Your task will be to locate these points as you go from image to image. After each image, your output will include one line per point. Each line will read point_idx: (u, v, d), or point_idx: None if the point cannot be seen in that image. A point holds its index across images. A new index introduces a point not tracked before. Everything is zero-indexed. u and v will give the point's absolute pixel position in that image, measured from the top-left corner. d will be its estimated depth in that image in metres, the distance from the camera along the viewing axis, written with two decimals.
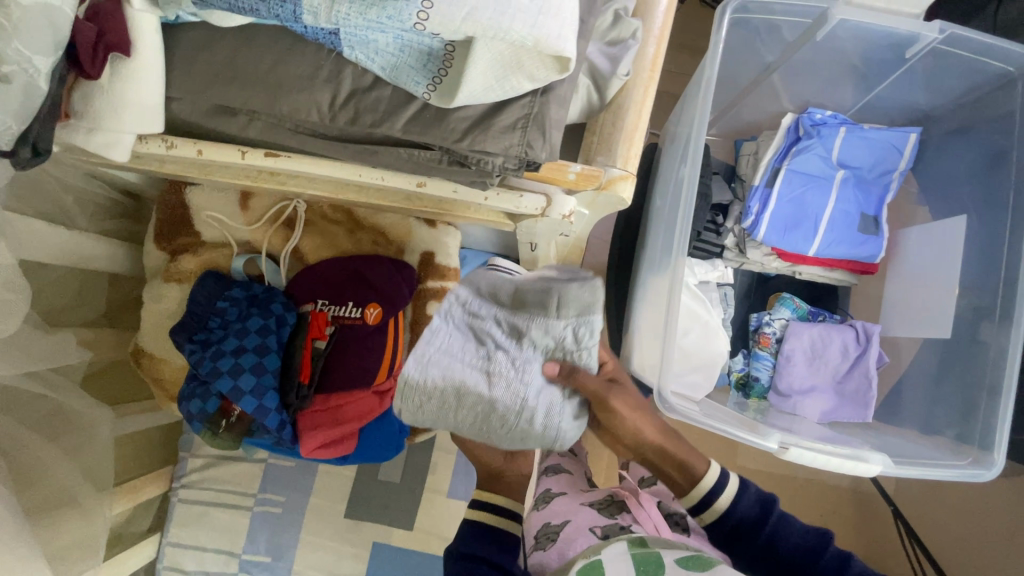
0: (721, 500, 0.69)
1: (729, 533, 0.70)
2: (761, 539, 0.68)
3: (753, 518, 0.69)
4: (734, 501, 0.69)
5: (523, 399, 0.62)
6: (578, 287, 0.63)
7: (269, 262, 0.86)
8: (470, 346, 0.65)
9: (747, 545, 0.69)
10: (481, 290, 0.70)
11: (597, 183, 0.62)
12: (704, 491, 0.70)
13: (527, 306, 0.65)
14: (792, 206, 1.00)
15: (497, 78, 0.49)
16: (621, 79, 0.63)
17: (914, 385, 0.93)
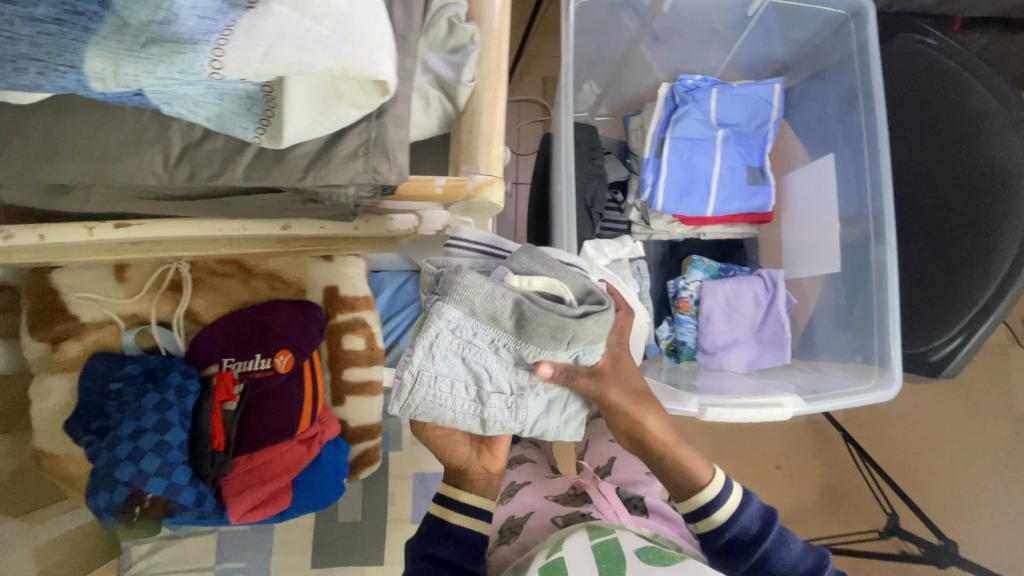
0: (729, 521, 0.65)
1: (724, 543, 0.66)
2: (756, 557, 0.64)
3: (755, 539, 0.65)
4: (741, 520, 0.65)
5: (523, 427, 0.60)
6: (594, 322, 0.54)
7: (163, 330, 0.81)
8: (463, 376, 0.57)
9: (734, 561, 0.65)
10: (474, 314, 0.53)
11: (464, 192, 0.62)
12: (700, 497, 0.66)
13: (533, 335, 0.54)
14: (683, 170, 1.04)
15: (321, 111, 0.47)
16: (468, 85, 0.63)
17: (822, 321, 0.98)
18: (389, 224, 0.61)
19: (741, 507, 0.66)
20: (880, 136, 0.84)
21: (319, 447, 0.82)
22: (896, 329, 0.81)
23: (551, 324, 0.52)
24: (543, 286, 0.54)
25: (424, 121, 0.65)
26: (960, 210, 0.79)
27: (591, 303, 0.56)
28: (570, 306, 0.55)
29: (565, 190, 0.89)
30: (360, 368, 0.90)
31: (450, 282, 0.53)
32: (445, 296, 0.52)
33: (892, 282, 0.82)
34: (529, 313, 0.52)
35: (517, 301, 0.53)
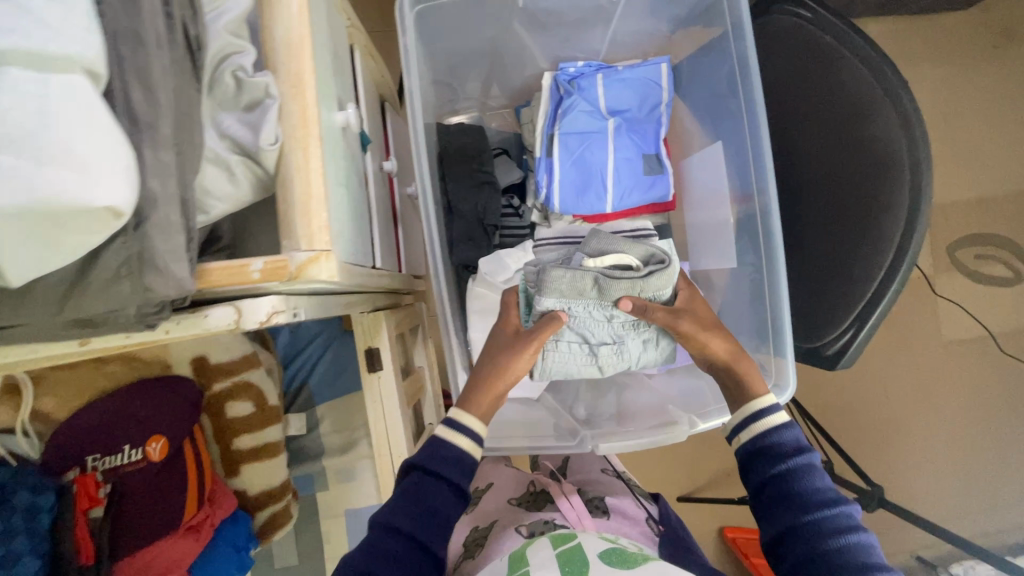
0: (766, 433, 0.70)
1: (760, 449, 0.70)
2: (777, 469, 0.67)
3: (786, 456, 0.67)
4: (776, 434, 0.69)
5: (630, 362, 0.91)
6: (654, 279, 0.83)
7: (10, 441, 0.73)
8: (575, 339, 0.89)
9: (759, 472, 0.69)
10: (564, 296, 0.83)
11: (286, 275, 0.54)
12: (754, 404, 0.72)
13: (611, 295, 0.84)
14: (576, 168, 0.96)
15: (52, 246, 0.38)
16: (271, 148, 0.54)
17: (731, 312, 0.94)
18: (205, 322, 0.54)
19: (780, 426, 0.70)
20: (760, 124, 0.80)
21: (211, 531, 0.79)
22: (785, 319, 0.81)
23: (624, 283, 0.82)
24: (612, 259, 0.85)
25: (233, 192, 0.56)
26: (844, 197, 0.76)
27: (656, 261, 0.85)
28: (638, 268, 0.85)
29: (429, 222, 0.84)
30: (250, 435, 0.86)
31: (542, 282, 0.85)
32: (542, 288, 0.83)
33: (782, 277, 0.81)
34: (604, 281, 0.82)
35: (594, 276, 0.83)
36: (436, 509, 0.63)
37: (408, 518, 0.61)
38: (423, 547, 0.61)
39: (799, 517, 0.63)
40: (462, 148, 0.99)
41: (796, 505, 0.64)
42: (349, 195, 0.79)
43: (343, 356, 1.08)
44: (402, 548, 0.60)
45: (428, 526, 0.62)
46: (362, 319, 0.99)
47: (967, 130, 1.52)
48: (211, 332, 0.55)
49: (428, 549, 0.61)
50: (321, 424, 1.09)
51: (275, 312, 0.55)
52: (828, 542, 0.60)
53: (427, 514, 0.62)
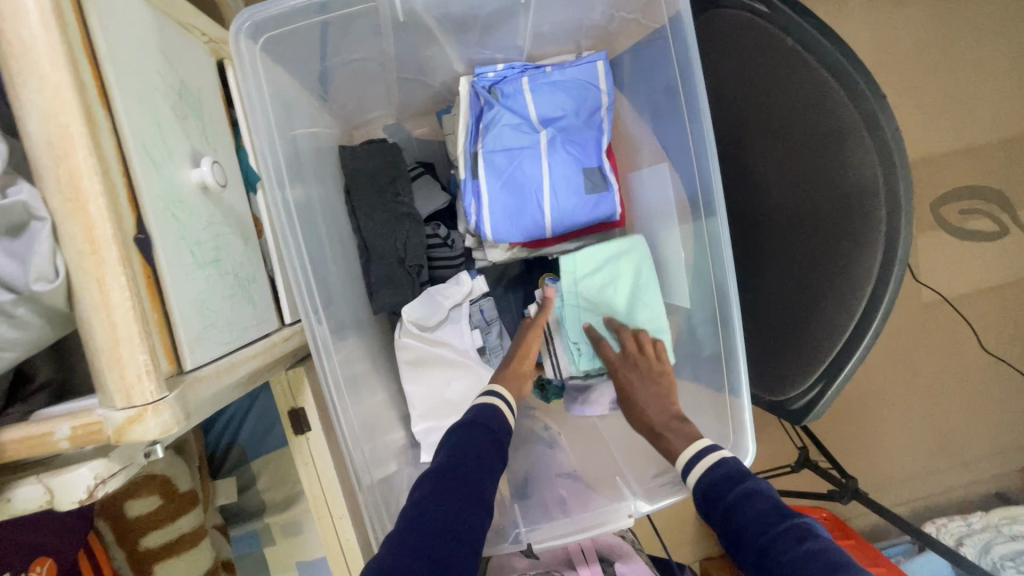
0: (696, 478, 0.63)
1: (706, 496, 0.61)
2: (719, 512, 0.58)
3: (726, 492, 0.59)
4: (705, 476, 0.62)
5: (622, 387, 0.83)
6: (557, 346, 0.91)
7: None
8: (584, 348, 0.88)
9: (713, 521, 0.59)
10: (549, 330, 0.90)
11: (104, 439, 0.43)
12: (685, 453, 0.66)
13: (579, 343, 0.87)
14: (508, 189, 0.82)
15: None
16: (47, 285, 0.40)
17: (688, 344, 0.83)
18: (10, 507, 0.43)
19: (711, 463, 0.63)
20: (708, 141, 0.68)
21: None
22: (743, 366, 0.71)
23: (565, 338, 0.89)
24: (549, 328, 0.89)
25: (23, 335, 0.43)
26: (811, 230, 0.64)
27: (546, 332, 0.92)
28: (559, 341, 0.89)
29: (301, 299, 0.66)
30: (157, 530, 0.77)
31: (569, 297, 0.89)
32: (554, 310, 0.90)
33: (736, 318, 0.71)
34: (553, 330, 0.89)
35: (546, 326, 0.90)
36: (483, 451, 0.64)
37: (459, 463, 0.61)
38: (480, 490, 0.60)
39: (755, 551, 0.53)
40: (373, 174, 0.85)
41: (755, 546, 0.53)
42: (224, 267, 0.66)
43: (271, 409, 0.98)
44: (458, 487, 0.59)
45: (476, 467, 0.61)
46: (282, 376, 0.88)
47: (957, 77, 1.35)
48: (15, 513, 0.44)
49: (485, 491, 0.61)
50: (260, 477, 1.01)
51: (97, 484, 0.44)
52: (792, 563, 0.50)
53: (471, 457, 0.62)
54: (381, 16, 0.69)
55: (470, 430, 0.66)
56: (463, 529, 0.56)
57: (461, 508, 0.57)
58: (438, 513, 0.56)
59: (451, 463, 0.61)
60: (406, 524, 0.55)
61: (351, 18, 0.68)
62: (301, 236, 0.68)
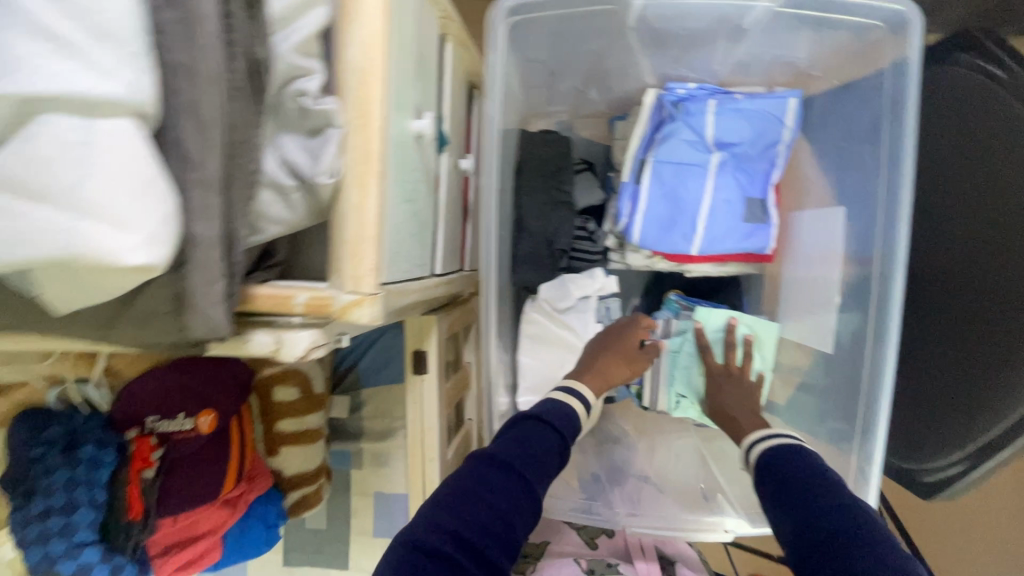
0: (766, 453, 0.68)
1: (772, 462, 0.66)
2: (785, 476, 0.63)
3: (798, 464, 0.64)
4: (779, 450, 0.67)
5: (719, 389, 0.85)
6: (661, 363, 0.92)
7: (87, 387, 0.79)
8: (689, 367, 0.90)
9: (773, 480, 0.64)
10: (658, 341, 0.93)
11: (328, 312, 0.52)
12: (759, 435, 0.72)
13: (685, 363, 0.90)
14: (665, 201, 0.86)
15: (86, 286, 0.38)
16: (328, 180, 0.50)
17: (818, 385, 0.84)
18: (244, 347, 0.53)
19: (784, 456, 0.66)
20: (901, 198, 0.70)
21: (246, 506, 0.84)
22: (885, 427, 0.73)
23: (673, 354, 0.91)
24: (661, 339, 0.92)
25: (288, 215, 0.54)
26: (995, 307, 0.60)
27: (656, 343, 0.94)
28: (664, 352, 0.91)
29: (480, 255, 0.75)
30: (293, 418, 0.88)
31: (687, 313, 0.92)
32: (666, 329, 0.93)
33: (890, 377, 0.72)
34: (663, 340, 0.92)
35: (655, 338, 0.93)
36: (541, 454, 0.63)
37: (509, 451, 0.62)
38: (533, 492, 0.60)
39: (802, 513, 0.57)
40: (543, 160, 0.91)
41: (809, 501, 0.57)
42: (414, 208, 0.76)
43: (395, 347, 1.10)
44: (504, 476, 0.59)
45: (532, 470, 0.61)
46: (415, 319, 0.98)
47: None
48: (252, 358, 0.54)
49: (533, 488, 0.60)
50: (365, 407, 1.12)
51: (314, 345, 0.54)
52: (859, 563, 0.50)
53: (521, 450, 0.63)
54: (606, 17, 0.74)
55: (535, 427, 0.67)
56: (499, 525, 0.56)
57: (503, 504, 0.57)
58: (475, 504, 0.56)
59: (521, 457, 0.62)
60: (449, 494, 0.57)
61: (581, 18, 0.74)
62: (487, 202, 0.77)
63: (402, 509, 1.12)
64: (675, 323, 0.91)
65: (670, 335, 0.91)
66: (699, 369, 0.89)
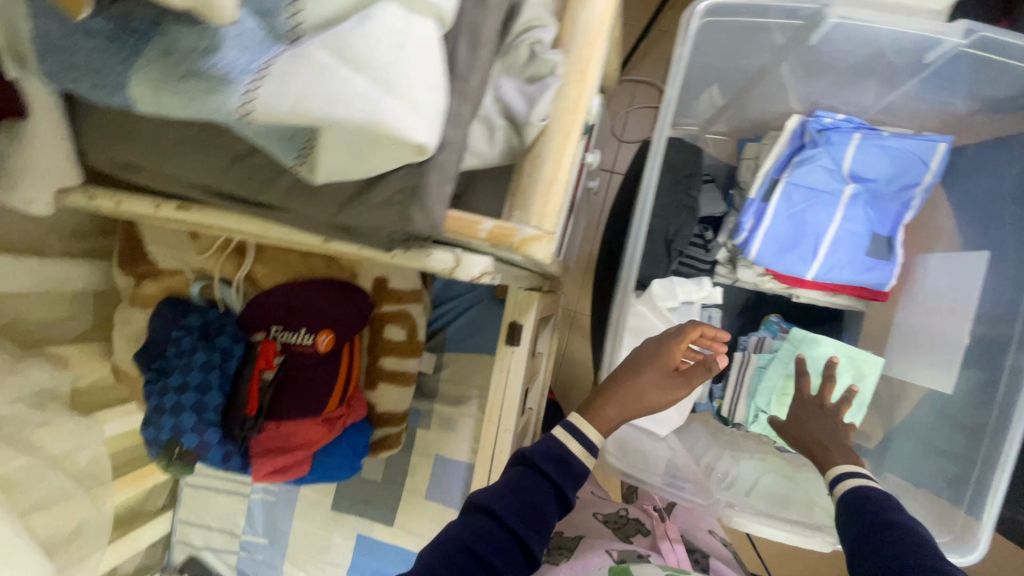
0: (849, 490, 0.65)
1: (851, 504, 0.63)
2: (864, 518, 0.59)
3: (877, 507, 0.60)
4: (859, 489, 0.64)
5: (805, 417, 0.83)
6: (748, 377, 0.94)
7: (226, 289, 0.86)
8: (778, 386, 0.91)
9: (852, 522, 0.60)
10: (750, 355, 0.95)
11: (509, 243, 0.56)
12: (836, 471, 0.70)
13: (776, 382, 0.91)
14: (790, 222, 0.89)
15: (355, 159, 0.43)
16: (538, 125, 0.55)
17: (922, 432, 0.83)
18: (425, 259, 0.58)
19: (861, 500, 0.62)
20: None
21: (340, 430, 0.86)
22: (1002, 490, 0.70)
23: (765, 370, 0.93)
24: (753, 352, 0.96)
25: (488, 151, 0.59)
26: None
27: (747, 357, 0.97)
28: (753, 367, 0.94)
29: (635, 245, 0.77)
30: (395, 357, 0.93)
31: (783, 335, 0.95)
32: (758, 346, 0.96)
33: (1017, 440, 0.70)
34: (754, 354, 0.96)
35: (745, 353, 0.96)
36: (538, 504, 0.60)
37: (501, 504, 0.60)
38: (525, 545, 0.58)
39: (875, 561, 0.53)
40: (677, 164, 0.95)
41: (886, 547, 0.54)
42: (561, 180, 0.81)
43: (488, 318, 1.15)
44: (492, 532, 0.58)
45: (527, 524, 0.59)
46: (518, 292, 1.02)
47: None
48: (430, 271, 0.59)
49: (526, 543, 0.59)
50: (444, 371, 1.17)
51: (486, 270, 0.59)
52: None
53: (515, 504, 0.60)
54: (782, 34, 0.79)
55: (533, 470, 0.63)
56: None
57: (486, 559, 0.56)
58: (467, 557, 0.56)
59: (513, 509, 0.59)
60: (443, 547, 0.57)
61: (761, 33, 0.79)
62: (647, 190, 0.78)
63: (457, 478, 1.14)
64: (769, 341, 0.95)
65: (761, 350, 0.95)
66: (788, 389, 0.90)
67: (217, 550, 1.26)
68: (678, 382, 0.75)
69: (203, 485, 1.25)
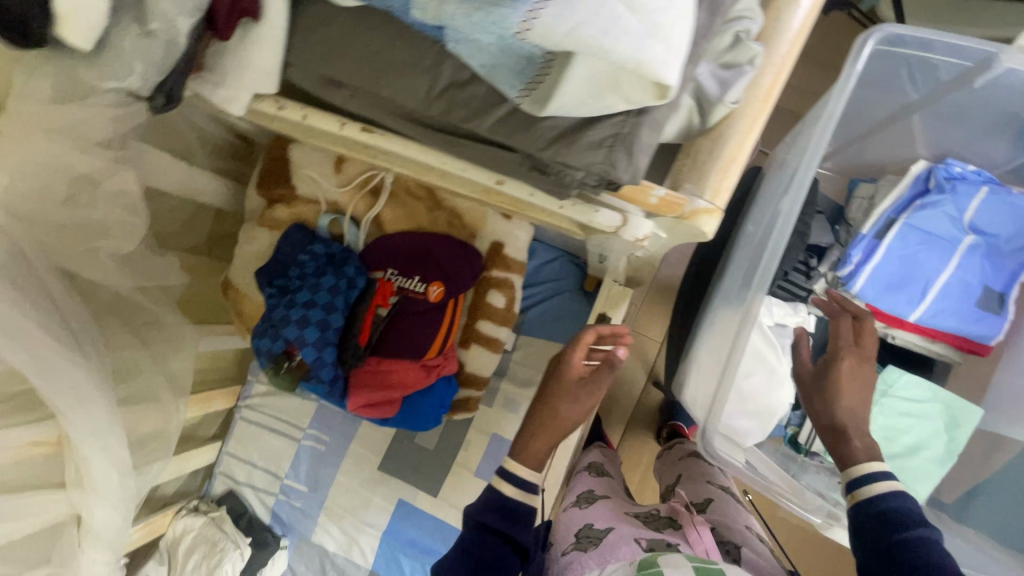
0: (878, 496, 0.66)
1: (876, 514, 0.65)
2: (892, 535, 0.62)
3: (905, 525, 0.62)
4: (889, 501, 0.65)
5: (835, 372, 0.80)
6: None
7: (352, 226, 0.89)
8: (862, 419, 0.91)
9: (879, 535, 0.63)
10: None
11: (678, 212, 0.59)
12: (856, 472, 0.70)
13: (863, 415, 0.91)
14: (901, 262, 0.90)
15: (592, 94, 0.47)
16: (728, 106, 0.59)
17: (1014, 490, 0.82)
18: (593, 215, 0.61)
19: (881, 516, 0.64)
20: None
21: (435, 378, 0.88)
22: None
23: None
24: None
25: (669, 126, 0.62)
26: None
27: None
28: None
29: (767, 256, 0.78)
30: (493, 323, 0.95)
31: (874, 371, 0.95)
32: None
33: None
34: None
35: None
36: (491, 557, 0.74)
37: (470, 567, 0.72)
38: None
39: None
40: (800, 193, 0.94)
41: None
42: None
43: (564, 308, 1.17)
44: None
45: None
46: (612, 286, 1.05)
47: None
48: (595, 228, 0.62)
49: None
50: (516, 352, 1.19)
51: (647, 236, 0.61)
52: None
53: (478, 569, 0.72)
54: (939, 73, 0.82)
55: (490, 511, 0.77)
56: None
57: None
58: None
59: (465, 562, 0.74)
60: None
61: (929, 66, 0.81)
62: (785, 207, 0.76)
63: None
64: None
65: None
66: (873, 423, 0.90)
67: (257, 490, 1.26)
68: (585, 394, 0.79)
69: (256, 422, 1.26)
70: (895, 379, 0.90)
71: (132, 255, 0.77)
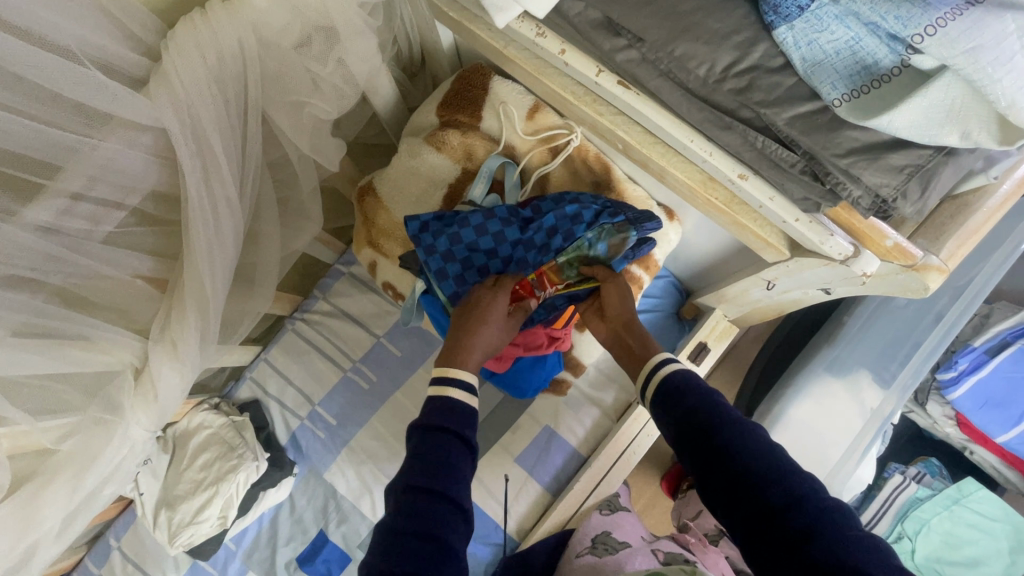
0: (677, 403, 0.64)
1: (681, 418, 0.62)
2: (703, 427, 0.60)
3: (709, 408, 0.61)
4: (688, 398, 0.63)
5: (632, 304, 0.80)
6: (898, 492, 0.96)
7: (517, 176, 0.88)
8: (925, 521, 0.93)
9: (694, 443, 0.60)
10: (909, 479, 0.97)
11: (910, 262, 0.58)
12: (659, 362, 0.69)
13: (929, 518, 0.93)
14: (1007, 385, 0.92)
15: (932, 119, 0.48)
16: (986, 179, 0.59)
17: None
18: (826, 238, 0.62)
19: (689, 418, 0.61)
20: None
21: (552, 350, 0.88)
22: None
23: (920, 501, 0.95)
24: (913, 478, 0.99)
25: None
26: None
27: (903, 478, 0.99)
28: (908, 489, 0.96)
29: (924, 353, 0.89)
30: None
31: (944, 479, 0.98)
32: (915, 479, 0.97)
33: None
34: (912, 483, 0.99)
35: (904, 478, 0.97)
36: (444, 458, 0.59)
37: (424, 453, 0.59)
38: (455, 502, 0.58)
39: (741, 485, 0.55)
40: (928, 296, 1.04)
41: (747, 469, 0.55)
42: None
43: (664, 331, 1.11)
44: (435, 467, 0.58)
45: (445, 470, 0.58)
46: (720, 318, 1.04)
47: None
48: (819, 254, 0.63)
49: (460, 470, 0.60)
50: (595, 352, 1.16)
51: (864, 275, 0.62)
52: (814, 555, 0.49)
53: (433, 459, 0.59)
54: None
55: (439, 405, 0.64)
56: (433, 543, 0.54)
57: (434, 528, 0.55)
58: (427, 510, 0.55)
59: (416, 471, 0.58)
60: (405, 498, 0.57)
61: None
62: (960, 306, 0.87)
63: (558, 456, 1.11)
64: (929, 478, 0.98)
65: (920, 482, 0.97)
66: (936, 525, 0.92)
67: (281, 407, 1.19)
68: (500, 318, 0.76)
69: (306, 338, 1.20)
70: (969, 490, 0.93)
71: (318, 123, 0.73)
